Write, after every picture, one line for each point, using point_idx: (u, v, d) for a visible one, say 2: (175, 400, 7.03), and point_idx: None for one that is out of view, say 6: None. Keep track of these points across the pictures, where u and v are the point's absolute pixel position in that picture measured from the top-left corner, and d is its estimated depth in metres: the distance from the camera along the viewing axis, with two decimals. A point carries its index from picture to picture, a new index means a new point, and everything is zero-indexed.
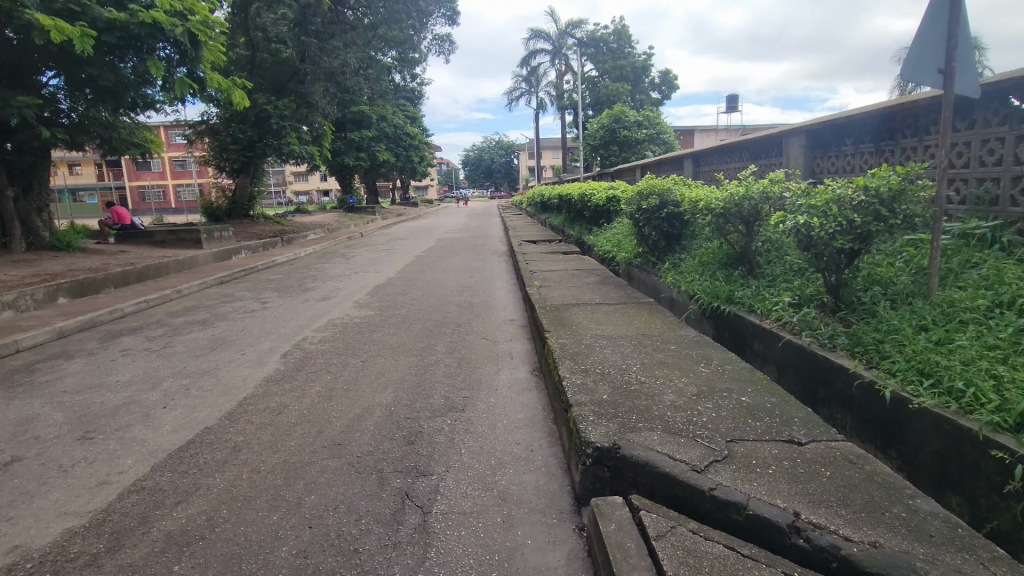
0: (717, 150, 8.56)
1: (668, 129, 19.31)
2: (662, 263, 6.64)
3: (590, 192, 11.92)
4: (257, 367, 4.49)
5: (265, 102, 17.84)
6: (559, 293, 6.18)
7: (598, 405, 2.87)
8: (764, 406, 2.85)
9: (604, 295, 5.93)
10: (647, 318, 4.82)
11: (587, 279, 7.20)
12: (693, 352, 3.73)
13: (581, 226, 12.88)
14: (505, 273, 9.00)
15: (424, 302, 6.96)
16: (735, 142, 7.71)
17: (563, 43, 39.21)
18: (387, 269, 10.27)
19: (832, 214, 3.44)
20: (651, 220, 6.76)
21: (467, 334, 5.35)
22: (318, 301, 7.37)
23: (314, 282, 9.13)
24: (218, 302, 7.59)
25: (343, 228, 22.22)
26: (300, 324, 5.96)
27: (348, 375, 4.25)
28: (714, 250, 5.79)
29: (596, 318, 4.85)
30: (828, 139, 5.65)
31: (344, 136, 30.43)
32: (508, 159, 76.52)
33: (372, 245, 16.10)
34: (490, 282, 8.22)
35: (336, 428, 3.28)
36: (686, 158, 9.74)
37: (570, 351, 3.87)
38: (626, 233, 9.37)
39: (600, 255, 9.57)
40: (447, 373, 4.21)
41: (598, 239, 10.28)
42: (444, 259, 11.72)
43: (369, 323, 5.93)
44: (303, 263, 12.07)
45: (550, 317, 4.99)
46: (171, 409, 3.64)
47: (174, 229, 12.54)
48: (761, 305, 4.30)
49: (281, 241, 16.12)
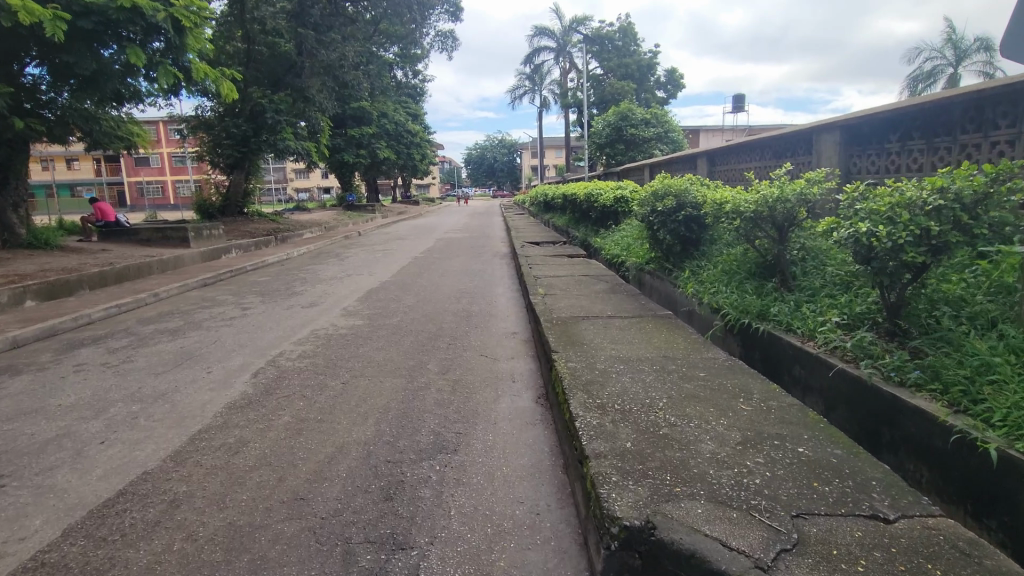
0: (735, 148, 7.97)
1: (676, 128, 18.71)
2: (678, 271, 6.06)
3: (596, 192, 11.34)
4: (221, 389, 3.92)
5: (259, 96, 17.50)
6: (567, 303, 5.60)
7: (621, 459, 2.30)
8: (829, 462, 2.27)
9: (617, 306, 5.35)
10: (668, 337, 4.24)
11: (595, 286, 6.62)
12: (727, 383, 3.15)
13: (586, 228, 12.29)
14: (506, 278, 8.43)
15: (418, 310, 6.39)
16: (755, 139, 7.12)
17: (568, 40, 38.66)
18: (381, 272, 9.71)
19: (901, 221, 2.85)
20: (666, 223, 6.18)
21: (463, 350, 4.78)
22: (304, 308, 6.81)
23: (303, 285, 8.57)
24: (196, 308, 7.02)
25: (341, 227, 21.68)
26: (280, 335, 5.39)
27: (323, 402, 3.68)
28: (739, 257, 5.21)
29: (610, 336, 4.27)
30: (867, 135, 5.07)
31: (343, 133, 29.89)
32: (510, 158, 75.99)
33: (369, 245, 15.55)
34: (490, 288, 7.65)
35: (300, 475, 2.71)
36: (699, 157, 9.15)
37: (582, 378, 3.30)
38: (636, 236, 8.77)
39: (608, 259, 8.99)
40: (438, 400, 3.64)
41: (606, 241, 9.69)
42: (442, 261, 11.15)
43: (355, 335, 5.36)
44: (295, 264, 11.50)
45: (557, 333, 4.41)
46: (109, 446, 3.07)
47: (161, 227, 12.01)
48: (802, 324, 3.72)
49: (275, 240, 15.58)
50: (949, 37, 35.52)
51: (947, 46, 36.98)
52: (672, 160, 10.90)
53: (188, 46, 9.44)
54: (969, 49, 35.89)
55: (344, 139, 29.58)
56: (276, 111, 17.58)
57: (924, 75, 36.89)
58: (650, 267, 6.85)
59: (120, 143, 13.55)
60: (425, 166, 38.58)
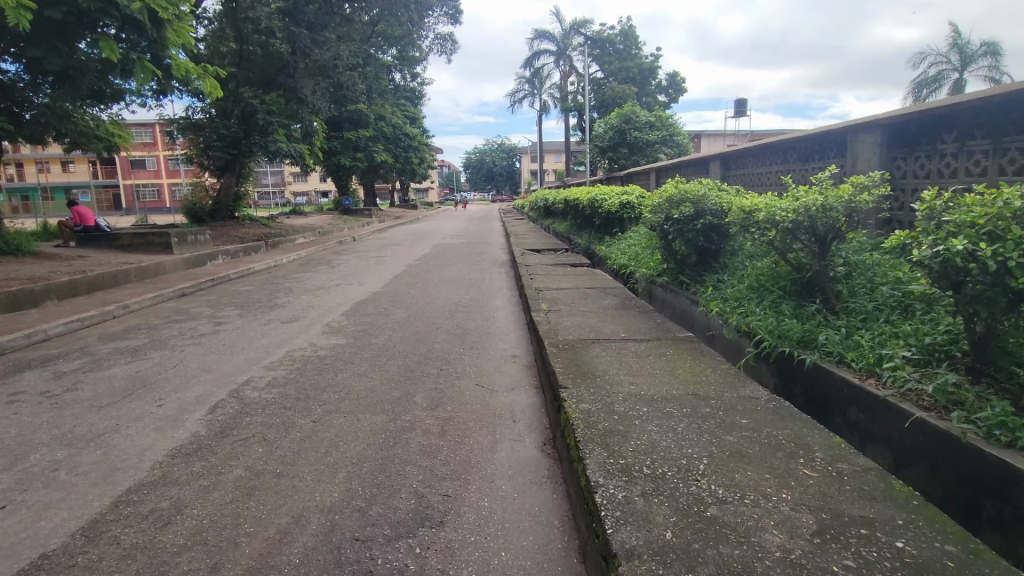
0: (750, 151, 7.42)
1: (681, 131, 18.16)
2: (696, 285, 5.48)
3: (600, 197, 10.75)
4: (168, 429, 3.31)
5: (251, 96, 16.86)
6: (574, 322, 4.99)
7: (662, 562, 1.70)
8: (945, 569, 1.67)
9: (632, 328, 4.74)
10: (695, 367, 3.63)
11: (603, 302, 6.02)
12: (778, 437, 2.55)
13: (589, 235, 11.72)
14: (505, 289, 7.85)
15: (408, 328, 5.78)
16: (776, 141, 6.55)
17: (569, 43, 38.18)
18: (373, 281, 9.12)
19: (1006, 238, 2.26)
20: (683, 232, 5.60)
21: (456, 378, 4.17)
22: (284, 323, 6.19)
23: (287, 297, 7.98)
24: (167, 322, 6.42)
25: (336, 232, 21.10)
26: (251, 357, 4.78)
27: (286, 448, 3.07)
28: (770, 272, 4.63)
29: (627, 366, 3.66)
30: (914, 135, 4.50)
31: (340, 135, 29.36)
32: (509, 162, 75.51)
33: (362, 251, 14.97)
34: (488, 301, 7.06)
35: (241, 563, 2.10)
36: (712, 160, 8.57)
37: (598, 426, 2.70)
38: (645, 245, 8.20)
39: (614, 269, 8.42)
40: (424, 447, 3.03)
41: (612, 249, 9.10)
42: (438, 270, 10.57)
43: (335, 358, 4.75)
44: (283, 272, 10.91)
45: (565, 361, 3.80)
46: (10, 511, 2.46)
47: (142, 232, 11.42)
48: (858, 356, 3.13)
49: (265, 246, 15.01)
50: (954, 41, 35.06)
51: (952, 50, 36.50)
52: (681, 162, 10.32)
53: (170, 42, 8.86)
54: (975, 54, 35.42)
55: (340, 142, 29.04)
56: (268, 113, 17.02)
57: (929, 80, 36.43)
58: (664, 280, 6.27)
59: (101, 144, 12.97)
60: (423, 170, 38.04)
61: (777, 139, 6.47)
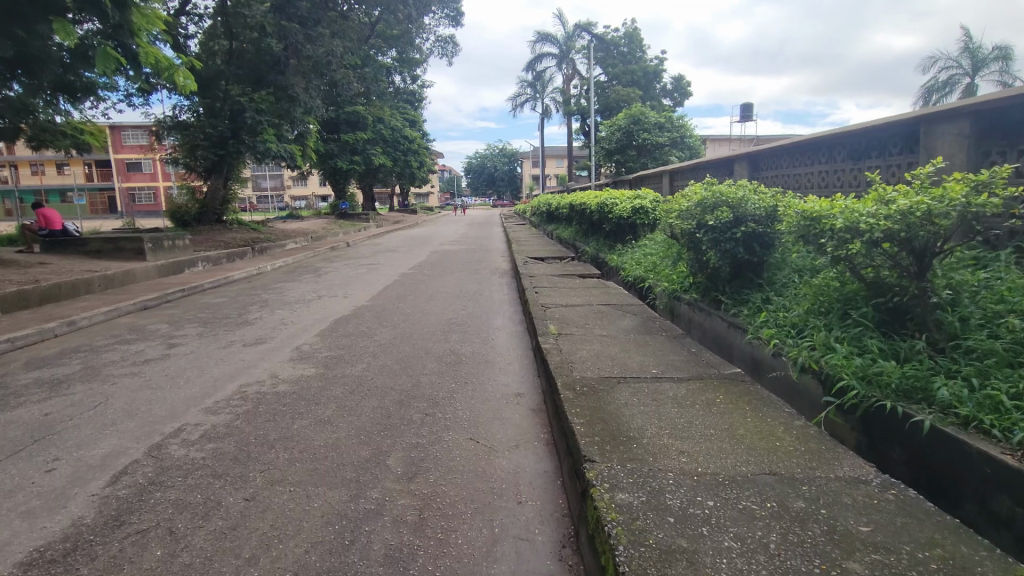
0: (785, 148, 6.53)
1: (692, 132, 17.28)
2: (736, 305, 4.58)
3: (609, 201, 9.84)
4: (40, 514, 2.40)
5: (239, 94, 15.90)
6: (592, 351, 4.10)
7: None
8: None
9: (664, 360, 3.85)
10: (760, 425, 2.73)
11: (622, 323, 5.12)
12: (933, 569, 1.64)
13: (597, 242, 10.83)
14: (507, 305, 6.97)
15: (391, 353, 4.89)
16: (821, 136, 5.65)
17: (571, 45, 37.41)
18: (359, 293, 8.24)
19: None
20: (719, 243, 4.70)
21: (444, 429, 3.27)
22: (248, 345, 5.28)
23: (260, 311, 7.09)
24: (114, 343, 5.53)
25: (329, 237, 20.23)
26: (192, 394, 3.89)
27: (196, 551, 2.15)
28: (837, 294, 3.73)
29: (668, 421, 2.77)
30: (1019, 124, 3.60)
31: (337, 137, 28.55)
32: (510, 167, 74.74)
33: (354, 257, 14.10)
34: (486, 320, 6.16)
35: None
36: (739, 161, 7.69)
37: (650, 539, 1.79)
38: (664, 255, 7.31)
39: (628, 281, 7.53)
40: (392, 553, 2.12)
41: (626, 259, 8.20)
42: (432, 279, 9.68)
43: (296, 397, 3.85)
44: (263, 281, 10.03)
45: (587, 412, 2.89)
46: None
47: (113, 237, 10.57)
48: (1008, 421, 2.22)
49: (251, 252, 14.18)
50: (965, 45, 34.24)
51: (964, 55, 35.63)
52: (699, 164, 9.44)
53: (137, 28, 7.93)
54: (986, 58, 34.56)
55: (337, 144, 28.24)
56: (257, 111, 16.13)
57: (939, 84, 35.56)
58: (694, 298, 5.37)
59: (67, 141, 12.13)
60: (423, 174, 37.26)
61: (822, 134, 5.57)
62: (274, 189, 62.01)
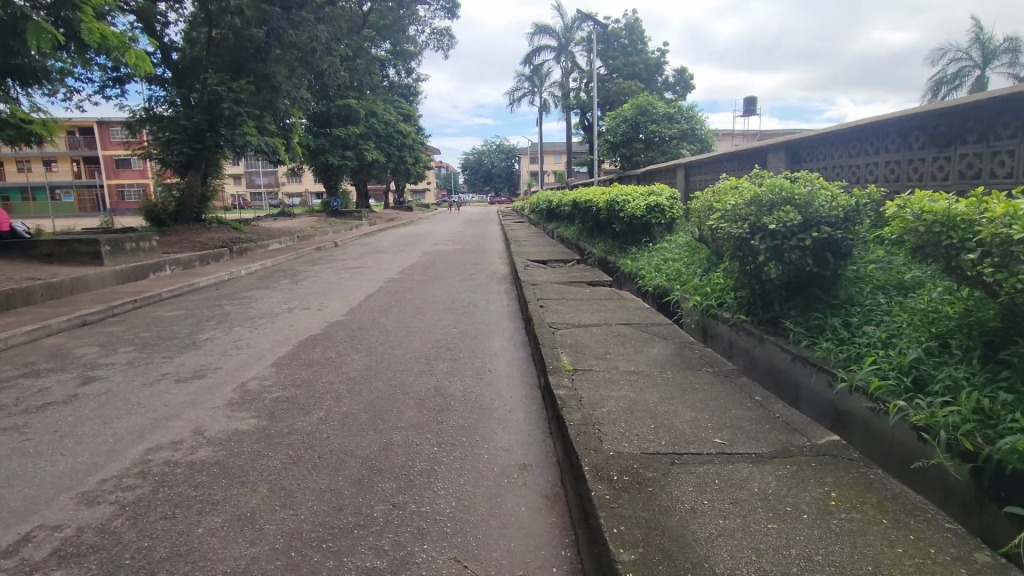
0: (838, 136, 5.50)
1: (703, 122, 16.22)
2: (808, 336, 3.53)
3: (619, 197, 8.80)
4: None
5: (216, 83, 14.69)
6: (622, 401, 3.06)
7: None
8: None
9: (726, 417, 2.81)
10: (924, 566, 1.68)
11: (651, 353, 4.08)
12: None
13: (606, 243, 9.80)
14: (506, 321, 5.94)
15: (360, 394, 3.85)
16: (891, 118, 4.62)
17: (571, 37, 36.30)
18: (337, 304, 7.20)
19: None
20: (781, 252, 3.64)
21: (417, 539, 2.21)
22: (182, 379, 4.22)
23: (216, 329, 6.05)
24: (20, 375, 4.49)
25: (317, 237, 19.15)
26: (75, 466, 2.83)
27: None
28: (966, 328, 2.69)
29: (774, 557, 1.72)
30: None
31: (328, 132, 27.45)
32: (508, 163, 73.68)
33: (340, 260, 13.04)
34: (482, 343, 5.11)
35: None
36: (776, 151, 6.65)
37: None
38: (690, 261, 6.27)
39: (647, 290, 6.49)
40: None
41: (643, 264, 7.18)
42: (422, 287, 8.64)
43: (217, 472, 2.77)
44: (232, 288, 8.97)
45: (638, 535, 1.83)
46: None
47: (66, 239, 9.54)
48: None
49: (228, 253, 13.14)
50: (976, 37, 33.19)
51: (974, 47, 34.50)
52: (718, 157, 8.43)
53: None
54: (997, 51, 33.49)
55: (328, 139, 27.11)
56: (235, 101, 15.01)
57: (949, 77, 34.46)
58: (739, 319, 4.32)
59: (9, 131, 10.93)
60: (418, 170, 36.20)
61: (895, 114, 4.53)
62: (269, 186, 60.86)
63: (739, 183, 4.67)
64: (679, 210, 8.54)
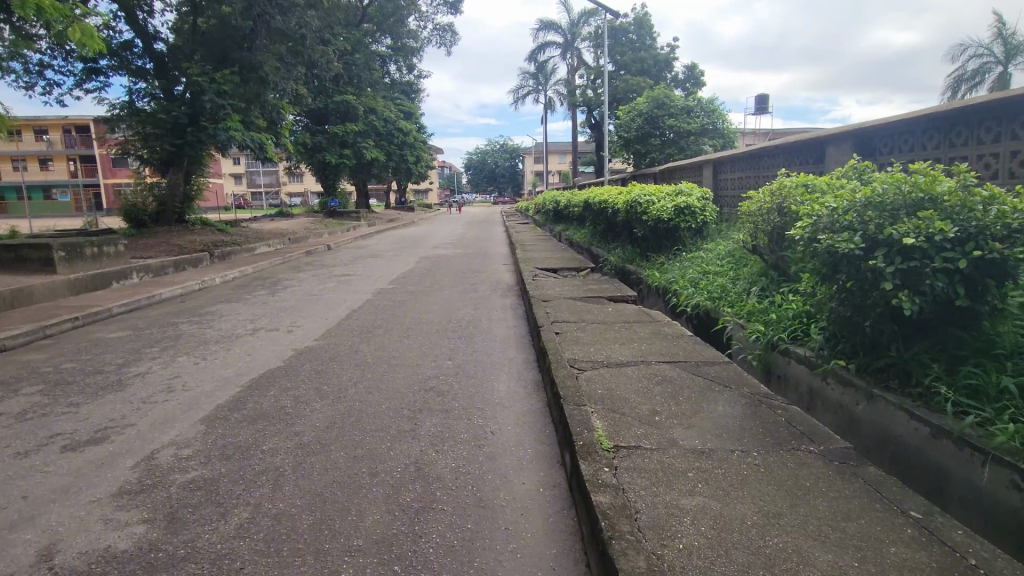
0: (937, 119, 4.34)
1: (724, 116, 15.04)
2: (967, 404, 2.39)
3: (641, 198, 7.65)
4: None
5: (197, 73, 13.59)
6: (704, 522, 1.93)
7: None
8: None
9: (889, 568, 1.68)
10: None
11: (718, 413, 2.95)
12: None
13: (624, 250, 8.69)
14: (513, 352, 4.80)
15: (308, 477, 2.72)
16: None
17: (577, 33, 35.12)
18: (312, 324, 6.08)
19: None
20: (918, 278, 2.51)
21: None
22: (74, 444, 3.10)
23: (156, 358, 4.94)
24: None
25: (310, 239, 18.00)
26: None
27: None
28: None
29: None
30: None
31: (325, 130, 26.36)
32: (511, 163, 72.51)
33: (331, 266, 11.92)
34: (483, 387, 3.98)
35: None
36: (843, 144, 5.53)
37: None
38: (740, 276, 5.13)
39: (686, 309, 5.36)
40: None
41: (674, 278, 6.06)
42: (416, 300, 7.51)
43: None
44: (200, 301, 7.86)
45: None
46: None
47: (13, 245, 8.50)
48: None
49: (208, 257, 12.06)
50: (999, 31, 31.78)
51: (996, 42, 33.07)
52: (760, 151, 7.25)
53: None
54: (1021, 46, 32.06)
55: (325, 136, 26.07)
56: (218, 94, 13.91)
57: (970, 74, 33.07)
58: (834, 363, 3.19)
59: None
60: (420, 170, 35.10)
61: None
62: (270, 186, 59.84)
63: (830, 182, 3.53)
64: (712, 212, 7.41)
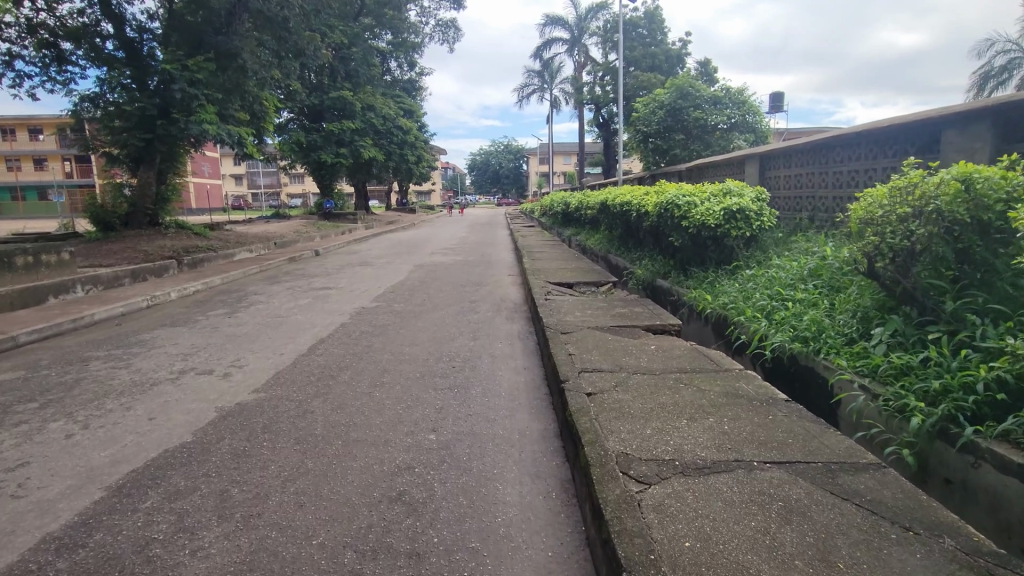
0: None
1: (756, 108, 13.71)
2: None
3: (679, 198, 6.22)
4: None
5: (167, 60, 12.16)
6: None
7: None
8: None
9: None
10: None
11: None
12: None
13: (653, 262, 7.24)
14: (523, 421, 3.34)
15: None
16: None
17: (584, 28, 33.67)
18: (259, 365, 4.61)
19: None
20: None
21: None
22: None
23: (18, 424, 3.48)
24: None
25: (298, 244, 16.60)
26: None
27: None
28: None
29: None
30: None
31: (321, 128, 24.95)
32: (517, 164, 71.14)
33: (314, 275, 10.50)
34: (478, 495, 2.51)
35: None
36: (975, 124, 4.06)
37: None
38: (842, 307, 3.66)
39: (759, 350, 3.88)
40: None
41: (734, 303, 4.60)
42: (401, 325, 6.06)
43: None
44: (138, 325, 6.41)
45: None
46: None
47: None
48: None
49: (175, 264, 10.68)
50: None
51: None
52: (828, 141, 5.82)
53: None
54: None
55: (321, 134, 24.68)
56: (191, 83, 12.47)
57: (996, 70, 31.48)
58: None
59: None
60: (422, 170, 33.71)
61: None
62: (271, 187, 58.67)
63: None
64: (770, 217, 5.96)
